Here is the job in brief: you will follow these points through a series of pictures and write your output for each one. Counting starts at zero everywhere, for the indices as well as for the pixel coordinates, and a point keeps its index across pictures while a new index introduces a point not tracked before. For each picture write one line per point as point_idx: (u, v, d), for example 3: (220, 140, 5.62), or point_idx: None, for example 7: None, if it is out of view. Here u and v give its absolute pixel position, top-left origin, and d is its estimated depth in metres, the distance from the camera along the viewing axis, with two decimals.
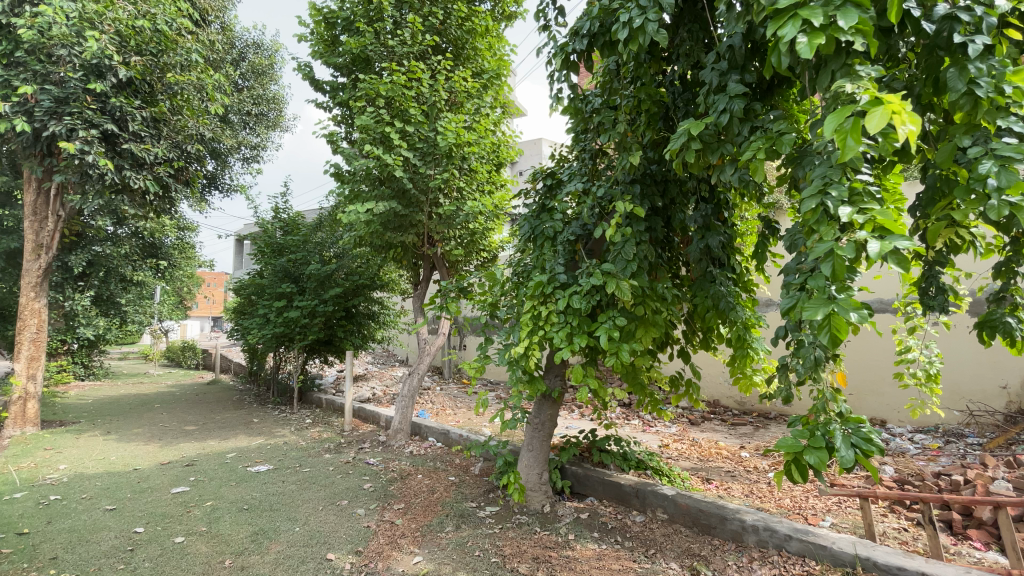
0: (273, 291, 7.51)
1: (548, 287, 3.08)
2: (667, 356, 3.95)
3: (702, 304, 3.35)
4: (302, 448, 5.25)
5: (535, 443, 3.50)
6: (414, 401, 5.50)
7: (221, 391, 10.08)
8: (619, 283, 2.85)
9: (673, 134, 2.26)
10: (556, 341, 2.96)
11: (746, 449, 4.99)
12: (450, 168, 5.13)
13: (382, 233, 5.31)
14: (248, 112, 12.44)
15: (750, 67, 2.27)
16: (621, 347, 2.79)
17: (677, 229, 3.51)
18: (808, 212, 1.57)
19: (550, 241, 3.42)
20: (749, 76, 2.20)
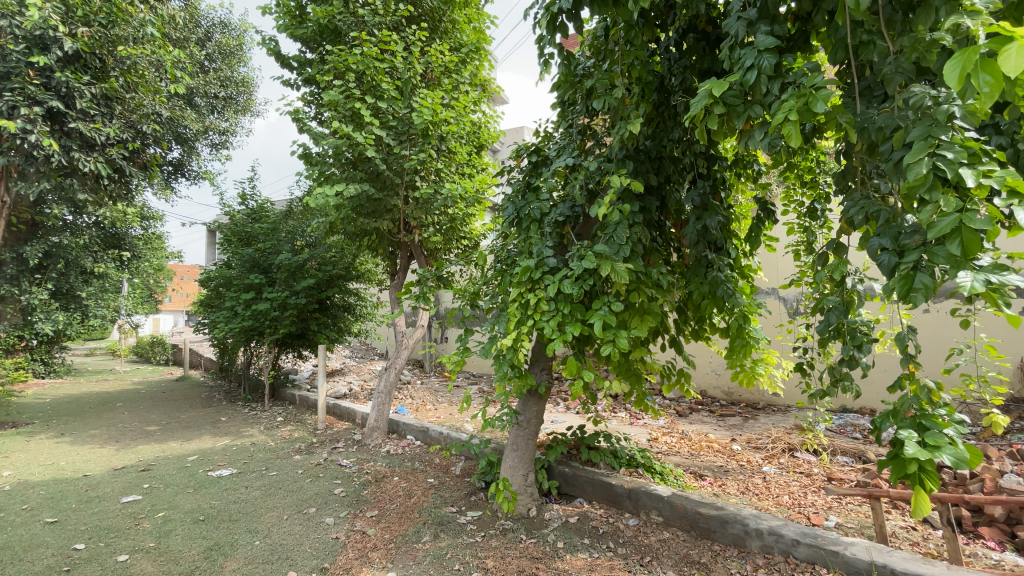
0: (241, 282, 7.11)
1: (537, 272, 2.81)
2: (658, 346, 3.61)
3: (697, 292, 3.13)
4: (270, 449, 4.92)
5: (520, 443, 3.25)
6: (391, 398, 5.20)
7: (189, 389, 9.63)
8: (616, 266, 2.61)
9: (696, 97, 2.20)
10: (547, 331, 2.70)
11: (737, 441, 4.81)
12: (427, 148, 4.80)
13: (355, 219, 4.98)
14: (216, 95, 11.89)
15: (780, 18, 2.20)
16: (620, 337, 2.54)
17: (672, 209, 3.27)
18: (916, 178, 1.36)
19: (536, 223, 3.13)
20: (780, 27, 2.12)
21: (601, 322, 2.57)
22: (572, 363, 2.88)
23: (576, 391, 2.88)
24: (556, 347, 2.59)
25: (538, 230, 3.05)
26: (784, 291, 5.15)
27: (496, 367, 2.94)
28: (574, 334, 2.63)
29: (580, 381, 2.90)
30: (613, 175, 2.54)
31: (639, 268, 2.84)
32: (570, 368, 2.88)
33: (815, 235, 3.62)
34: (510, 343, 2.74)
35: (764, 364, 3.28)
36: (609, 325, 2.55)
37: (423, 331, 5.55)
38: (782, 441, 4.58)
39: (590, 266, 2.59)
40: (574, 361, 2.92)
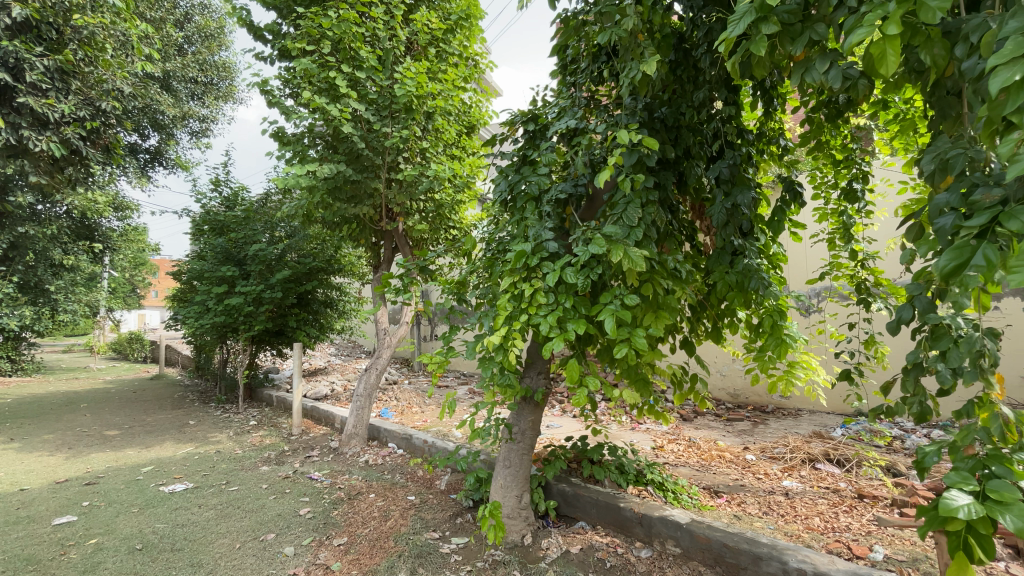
0: (213, 276, 6.59)
1: (534, 258, 2.35)
2: (670, 347, 3.18)
3: (720, 283, 2.75)
4: (236, 458, 4.43)
5: (513, 459, 2.81)
6: (371, 401, 4.73)
7: (163, 388, 9.11)
8: (630, 251, 2.16)
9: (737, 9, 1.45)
10: (544, 329, 2.23)
11: (750, 450, 4.40)
12: (410, 125, 4.32)
13: (331, 204, 4.50)
14: (195, 80, 11.36)
15: None
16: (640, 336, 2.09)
17: (694, 185, 2.82)
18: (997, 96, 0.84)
19: (533, 202, 2.67)
20: None
21: (614, 318, 2.12)
22: (577, 367, 2.43)
23: (582, 400, 2.42)
24: (557, 350, 2.14)
25: (535, 210, 2.58)
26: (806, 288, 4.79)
27: (487, 370, 2.48)
28: (579, 334, 2.18)
29: (587, 388, 2.44)
30: (626, 131, 2.06)
31: (654, 254, 2.39)
32: (574, 374, 2.42)
33: (852, 220, 3.27)
34: (499, 342, 2.27)
35: (802, 367, 2.83)
36: (625, 322, 2.10)
37: (408, 328, 5.08)
38: (801, 450, 4.17)
39: (596, 251, 2.13)
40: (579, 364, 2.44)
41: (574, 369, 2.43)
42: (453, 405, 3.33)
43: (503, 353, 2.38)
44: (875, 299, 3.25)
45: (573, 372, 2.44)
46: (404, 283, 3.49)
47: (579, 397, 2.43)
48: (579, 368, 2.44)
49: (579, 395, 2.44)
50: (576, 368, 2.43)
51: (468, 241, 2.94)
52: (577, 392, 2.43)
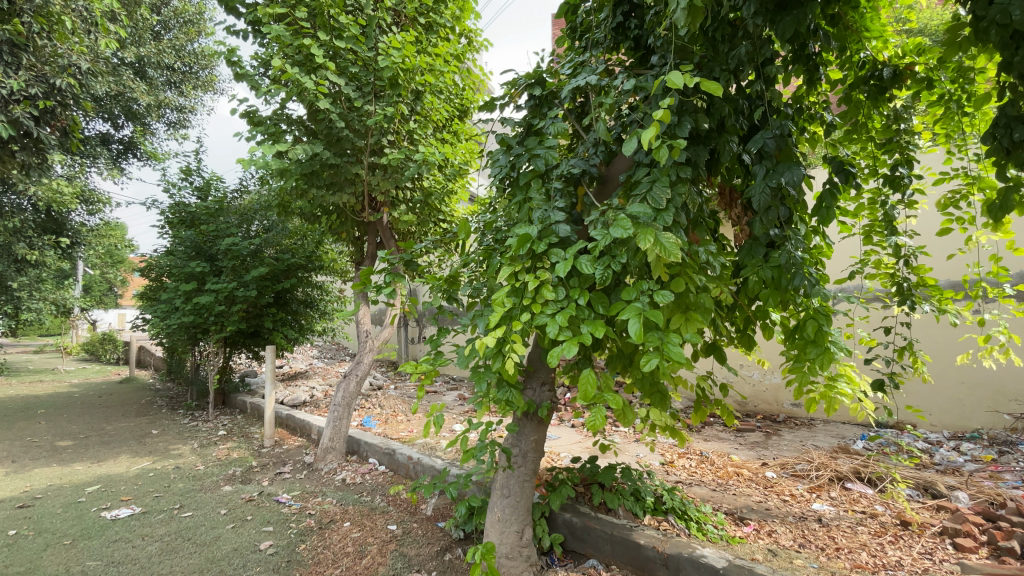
0: (181, 272, 6.07)
1: (541, 244, 1.89)
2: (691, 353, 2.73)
3: (755, 280, 2.31)
4: (196, 476, 3.93)
5: (513, 487, 2.37)
6: (350, 411, 4.25)
7: (130, 392, 8.53)
8: (663, 236, 1.73)
9: None
10: (552, 331, 1.78)
11: (768, 466, 3.98)
12: (396, 103, 3.88)
13: (306, 190, 4.02)
14: (172, 67, 10.82)
15: None
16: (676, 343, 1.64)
17: (727, 164, 2.39)
18: None
19: (541, 180, 2.22)
20: None
21: (642, 317, 1.67)
22: (595, 381, 1.85)
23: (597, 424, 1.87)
24: (569, 356, 1.69)
25: (540, 187, 2.13)
26: (842, 285, 4.39)
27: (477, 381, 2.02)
28: (596, 338, 1.73)
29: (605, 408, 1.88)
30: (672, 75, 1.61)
31: (687, 242, 1.96)
32: (589, 393, 1.83)
33: (897, 208, 2.84)
34: (498, 348, 1.82)
35: (846, 383, 2.34)
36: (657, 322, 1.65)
37: (392, 330, 4.62)
38: (827, 467, 3.77)
39: (619, 234, 1.69)
40: (594, 375, 1.87)
41: (589, 385, 1.86)
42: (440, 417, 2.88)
43: (500, 362, 1.93)
44: (920, 302, 2.74)
45: (587, 388, 1.86)
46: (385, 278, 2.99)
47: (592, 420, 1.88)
48: (595, 383, 1.86)
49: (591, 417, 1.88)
50: (593, 381, 1.86)
51: (459, 228, 2.48)
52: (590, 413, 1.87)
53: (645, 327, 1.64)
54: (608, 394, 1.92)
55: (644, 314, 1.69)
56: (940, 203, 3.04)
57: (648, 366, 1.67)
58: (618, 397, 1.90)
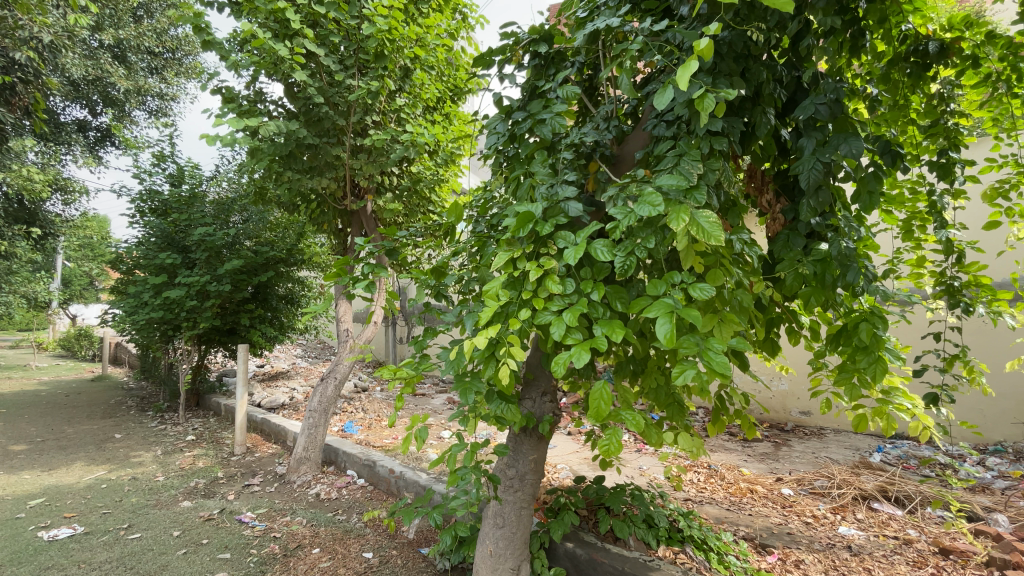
0: (151, 264, 5.64)
1: (546, 223, 1.49)
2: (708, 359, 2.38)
3: (796, 275, 1.95)
4: (152, 489, 3.53)
5: (508, 517, 2.02)
6: (328, 417, 3.87)
7: (101, 391, 8.07)
8: (699, 216, 1.38)
9: None
10: (558, 332, 1.40)
11: (784, 482, 3.65)
12: (382, 77, 3.51)
13: (281, 173, 3.64)
14: (152, 52, 10.35)
15: None
16: (721, 350, 1.26)
17: (761, 142, 2.05)
18: None
19: (547, 151, 1.85)
20: None
21: (675, 314, 1.28)
22: (610, 395, 1.36)
23: (611, 453, 1.37)
24: (580, 363, 1.32)
25: (545, 158, 1.76)
26: None
27: (462, 392, 1.63)
28: (615, 340, 1.36)
29: (621, 432, 1.39)
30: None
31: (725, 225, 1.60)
32: (602, 412, 1.35)
33: (945, 198, 2.52)
34: (491, 353, 1.44)
35: (901, 397, 1.99)
36: (696, 320, 1.27)
37: (376, 329, 4.25)
38: (849, 484, 3.44)
39: (646, 210, 1.33)
40: (608, 387, 1.39)
41: (601, 401, 1.36)
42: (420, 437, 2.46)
43: (494, 372, 1.57)
44: (972, 305, 2.43)
45: (599, 405, 1.37)
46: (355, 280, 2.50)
47: (603, 448, 1.38)
48: (609, 398, 1.37)
49: (603, 443, 1.39)
50: (607, 396, 1.37)
51: (449, 211, 2.10)
52: (601, 438, 1.38)
53: (680, 326, 1.23)
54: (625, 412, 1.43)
55: (679, 310, 1.30)
56: (987, 194, 2.75)
57: (684, 378, 1.23)
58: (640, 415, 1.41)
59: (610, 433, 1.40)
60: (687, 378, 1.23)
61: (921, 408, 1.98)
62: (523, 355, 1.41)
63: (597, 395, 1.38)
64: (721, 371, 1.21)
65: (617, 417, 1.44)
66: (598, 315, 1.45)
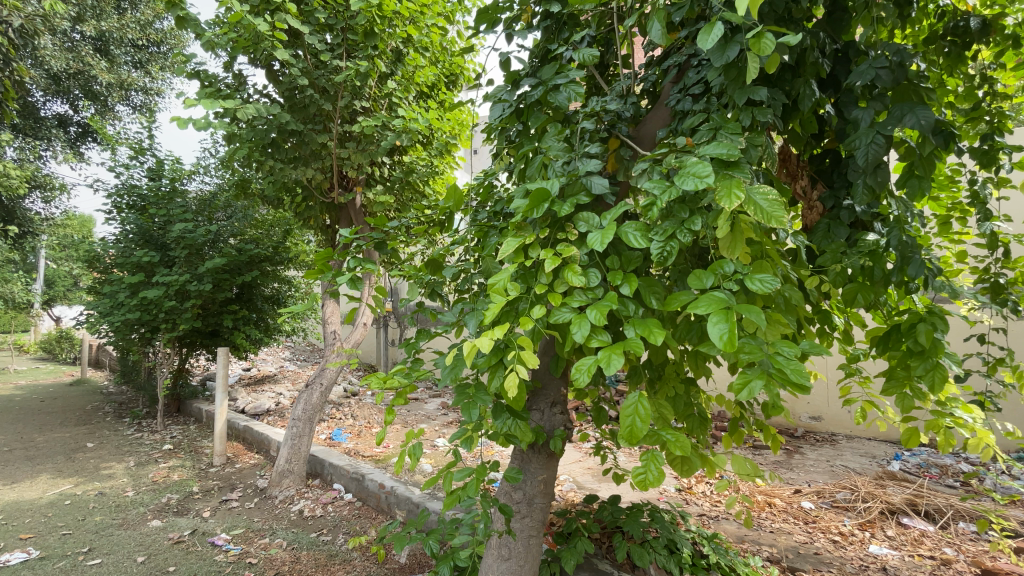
0: (127, 262, 5.33)
1: (566, 205, 1.23)
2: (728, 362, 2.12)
3: (841, 268, 1.69)
4: (119, 506, 3.24)
5: (515, 548, 1.76)
6: (313, 426, 3.59)
7: (78, 396, 7.70)
8: (752, 193, 1.14)
9: None
10: (579, 337, 1.14)
11: (803, 494, 3.41)
12: (371, 58, 3.25)
13: (262, 161, 3.36)
14: (136, 45, 9.99)
15: None
16: (792, 356, 1.00)
17: (800, 119, 1.82)
18: None
19: (561, 124, 1.59)
20: None
21: (731, 311, 1.02)
22: (646, 412, 1.10)
23: (648, 483, 1.12)
24: (611, 371, 1.07)
25: (560, 131, 1.50)
26: None
27: (460, 402, 1.36)
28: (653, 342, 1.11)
29: (659, 457, 1.13)
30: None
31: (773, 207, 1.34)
32: (637, 433, 1.09)
33: (989, 187, 2.29)
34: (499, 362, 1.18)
35: (960, 407, 1.73)
36: (759, 319, 1.00)
37: (366, 331, 3.98)
38: (875, 497, 3.20)
39: (693, 183, 1.08)
40: (643, 401, 1.12)
41: (636, 419, 1.10)
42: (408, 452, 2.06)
43: (501, 381, 1.31)
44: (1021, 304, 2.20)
45: (633, 423, 1.11)
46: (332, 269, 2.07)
47: (639, 477, 1.13)
48: (645, 415, 1.11)
49: (638, 471, 1.13)
50: (643, 413, 1.11)
51: (447, 194, 1.79)
52: (636, 465, 1.13)
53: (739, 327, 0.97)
54: (665, 433, 1.16)
55: (734, 306, 1.04)
56: None
57: (747, 394, 0.96)
58: (683, 436, 1.15)
59: (647, 459, 1.14)
60: (750, 393, 0.97)
61: (981, 421, 1.74)
62: (536, 357, 1.15)
63: (630, 411, 1.12)
64: (795, 383, 0.95)
65: (654, 438, 1.18)
66: (628, 311, 1.20)
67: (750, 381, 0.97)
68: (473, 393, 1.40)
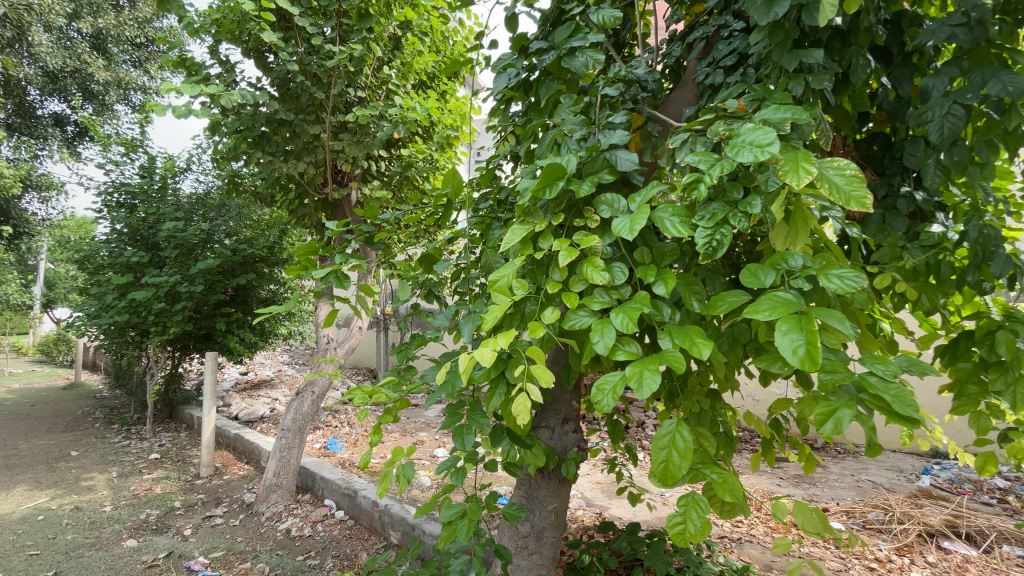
0: (116, 262, 5.12)
1: (586, 184, 1.00)
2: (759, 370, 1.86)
3: (903, 266, 1.44)
4: (94, 523, 3.01)
5: None
6: (304, 437, 3.35)
7: (70, 400, 7.49)
8: (823, 168, 0.91)
9: None
10: (602, 347, 0.90)
11: (831, 513, 3.15)
12: (366, 42, 3.03)
13: (249, 153, 3.13)
14: (135, 43, 9.82)
15: None
16: (889, 376, 0.75)
17: (848, 96, 1.59)
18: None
19: (576, 95, 1.36)
20: None
21: (806, 317, 0.79)
22: (687, 446, 0.86)
23: (688, 537, 0.88)
24: (645, 393, 0.82)
25: (576, 101, 1.27)
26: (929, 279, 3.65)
27: (450, 426, 1.09)
28: (698, 355, 0.86)
29: (702, 502, 0.89)
30: None
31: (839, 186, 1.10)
32: (675, 472, 0.85)
33: None
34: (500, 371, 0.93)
35: None
36: (845, 327, 0.76)
37: (361, 335, 3.75)
38: (911, 519, 2.94)
39: (755, 152, 0.85)
40: (682, 430, 0.89)
41: (672, 454, 0.86)
42: (390, 472, 1.73)
43: (502, 401, 1.05)
44: None
45: (669, 459, 0.86)
46: (313, 266, 1.82)
47: (675, 528, 0.89)
48: (686, 449, 0.86)
49: (674, 520, 0.89)
50: (683, 446, 0.87)
51: (444, 178, 1.53)
52: (672, 513, 0.89)
53: (821, 339, 0.74)
54: (708, 470, 0.93)
55: (807, 310, 0.81)
56: None
57: (834, 427, 0.73)
58: (732, 477, 0.91)
59: (685, 505, 0.90)
60: (837, 427, 0.72)
61: None
62: (549, 372, 0.90)
63: (665, 442, 0.88)
64: (900, 416, 0.70)
65: (693, 475, 0.95)
66: (663, 316, 0.96)
67: (836, 410, 0.74)
68: (467, 415, 1.15)
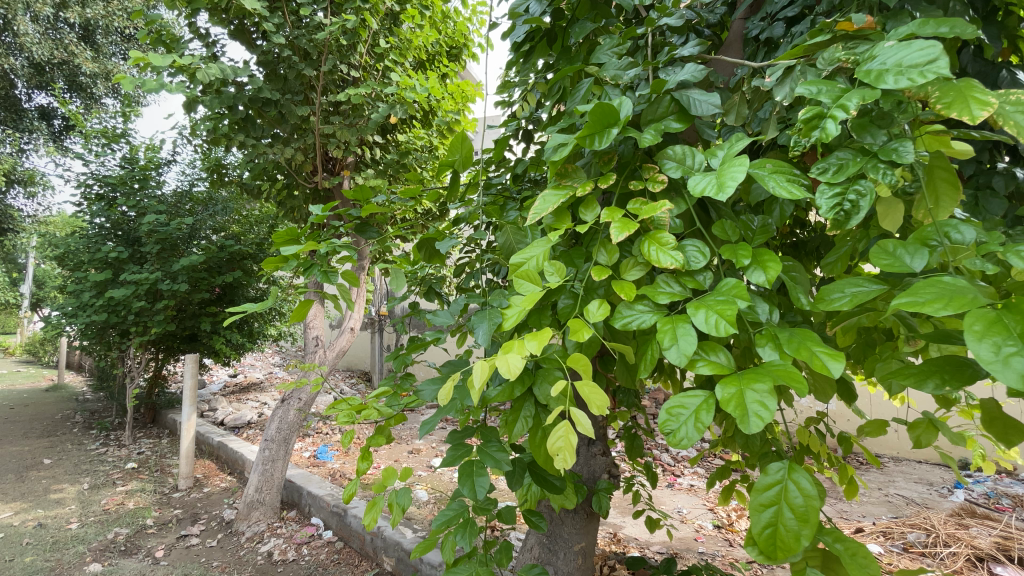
0: (94, 257, 4.82)
1: (654, 133, 0.72)
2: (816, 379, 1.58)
3: None
4: (54, 543, 2.71)
5: None
6: (289, 448, 3.06)
7: (49, 403, 7.15)
8: (995, 105, 0.64)
9: None
10: (680, 357, 0.61)
11: (866, 534, 2.89)
12: (360, 13, 2.76)
13: (229, 136, 2.84)
14: (124, 33, 9.49)
15: None
16: None
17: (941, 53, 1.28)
18: None
19: (618, 36, 1.08)
20: None
21: (1007, 313, 0.50)
22: (808, 505, 0.55)
23: None
24: (755, 429, 0.53)
25: (620, 42, 0.99)
26: None
27: (447, 455, 0.77)
28: (822, 369, 0.58)
29: None
30: None
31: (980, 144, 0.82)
32: (792, 548, 0.54)
33: None
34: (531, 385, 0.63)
35: None
36: None
37: (353, 337, 3.45)
38: (959, 542, 2.68)
39: (912, 75, 0.58)
40: (797, 479, 0.58)
41: (782, 516, 0.56)
42: (381, 498, 1.43)
43: (526, 429, 0.72)
44: None
45: (777, 526, 0.56)
46: (284, 251, 1.40)
47: None
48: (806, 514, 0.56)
49: None
50: (800, 506, 0.56)
51: (451, 145, 1.16)
52: None
53: None
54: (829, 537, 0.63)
55: (1002, 304, 0.52)
56: None
57: None
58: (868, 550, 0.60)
59: None
60: None
61: None
62: (598, 391, 0.60)
63: (771, 498, 0.58)
64: None
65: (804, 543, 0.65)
66: (757, 316, 0.67)
67: None
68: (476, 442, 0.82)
